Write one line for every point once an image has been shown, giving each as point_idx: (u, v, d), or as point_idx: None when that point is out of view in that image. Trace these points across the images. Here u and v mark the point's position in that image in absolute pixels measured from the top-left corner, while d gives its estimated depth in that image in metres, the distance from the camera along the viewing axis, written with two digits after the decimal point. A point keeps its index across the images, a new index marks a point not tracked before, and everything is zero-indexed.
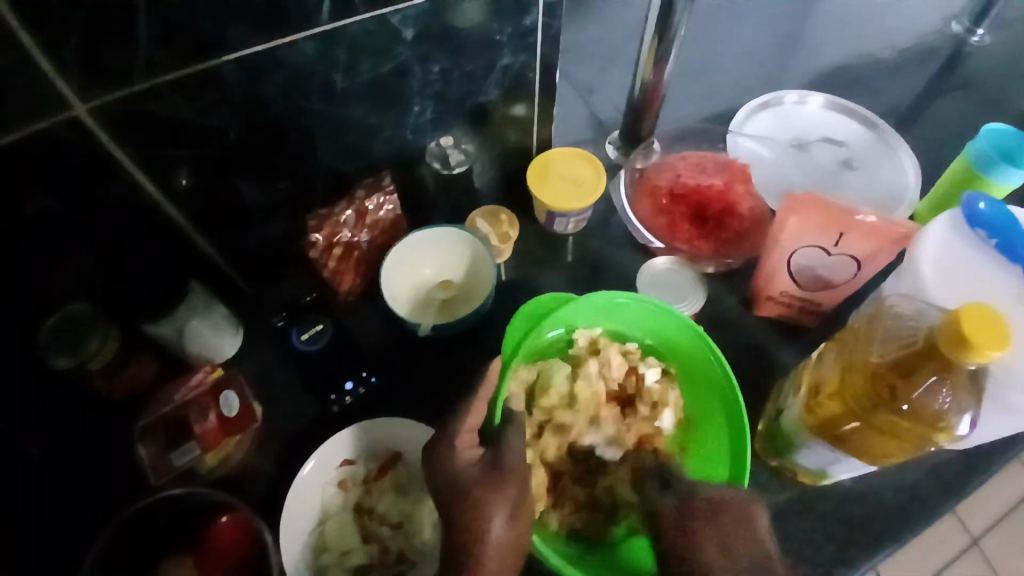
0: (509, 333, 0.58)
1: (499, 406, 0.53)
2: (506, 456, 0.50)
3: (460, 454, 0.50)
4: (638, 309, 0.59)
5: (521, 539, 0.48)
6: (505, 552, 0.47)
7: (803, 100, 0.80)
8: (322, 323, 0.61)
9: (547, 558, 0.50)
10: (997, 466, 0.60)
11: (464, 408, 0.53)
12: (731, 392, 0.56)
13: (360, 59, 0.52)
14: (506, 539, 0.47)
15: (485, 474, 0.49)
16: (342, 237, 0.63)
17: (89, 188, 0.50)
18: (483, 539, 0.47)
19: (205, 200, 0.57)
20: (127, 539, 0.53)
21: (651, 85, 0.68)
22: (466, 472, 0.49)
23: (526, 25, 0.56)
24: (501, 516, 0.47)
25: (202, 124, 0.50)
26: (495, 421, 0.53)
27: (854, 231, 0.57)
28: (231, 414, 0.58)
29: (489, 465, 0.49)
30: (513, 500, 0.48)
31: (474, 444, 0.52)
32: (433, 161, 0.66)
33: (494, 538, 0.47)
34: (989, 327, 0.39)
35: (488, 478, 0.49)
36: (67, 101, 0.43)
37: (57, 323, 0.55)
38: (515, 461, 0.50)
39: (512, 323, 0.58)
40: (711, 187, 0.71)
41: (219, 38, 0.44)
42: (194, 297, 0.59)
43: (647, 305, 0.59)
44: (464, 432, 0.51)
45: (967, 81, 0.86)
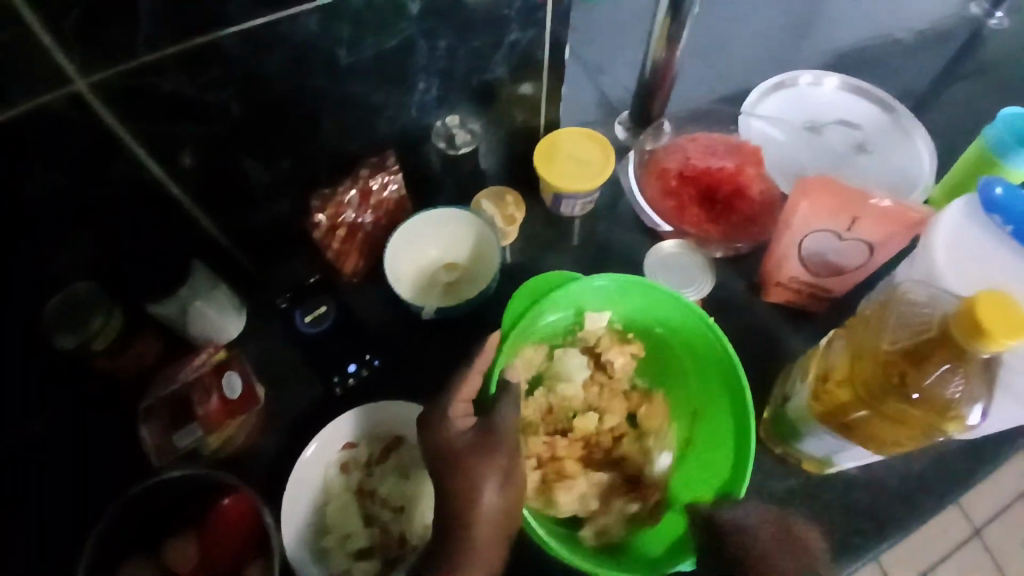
0: (511, 305, 0.57)
1: (494, 376, 0.53)
2: (497, 421, 0.50)
3: (452, 421, 0.51)
4: (648, 295, 0.58)
5: (515, 506, 0.49)
6: (498, 520, 0.48)
7: (817, 80, 0.78)
8: (325, 305, 0.61)
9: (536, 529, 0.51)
10: (1005, 457, 0.59)
11: (466, 379, 0.53)
12: (741, 392, 0.54)
13: (364, 33, 0.50)
14: (501, 506, 0.48)
15: (480, 441, 0.49)
16: (346, 218, 0.62)
17: (90, 165, 0.50)
18: (476, 503, 0.47)
19: (208, 179, 0.57)
20: (133, 518, 0.53)
21: (662, 64, 0.66)
22: (455, 439, 0.49)
23: (535, 1, 0.55)
24: (493, 483, 0.48)
25: (204, 101, 0.49)
26: (489, 391, 0.53)
27: (867, 215, 0.56)
28: (233, 397, 0.57)
29: (481, 431, 0.50)
30: (503, 465, 0.49)
31: (468, 413, 0.52)
32: (438, 140, 0.66)
33: (486, 504, 0.47)
34: (1008, 315, 0.38)
35: (485, 446, 0.49)
36: (67, 77, 0.43)
37: (60, 302, 0.55)
38: (509, 428, 0.50)
39: (515, 295, 0.58)
40: (721, 169, 0.69)
41: (221, 11, 0.43)
42: (197, 279, 0.60)
43: (657, 292, 0.57)
44: (457, 401, 0.52)
45: (987, 63, 0.84)
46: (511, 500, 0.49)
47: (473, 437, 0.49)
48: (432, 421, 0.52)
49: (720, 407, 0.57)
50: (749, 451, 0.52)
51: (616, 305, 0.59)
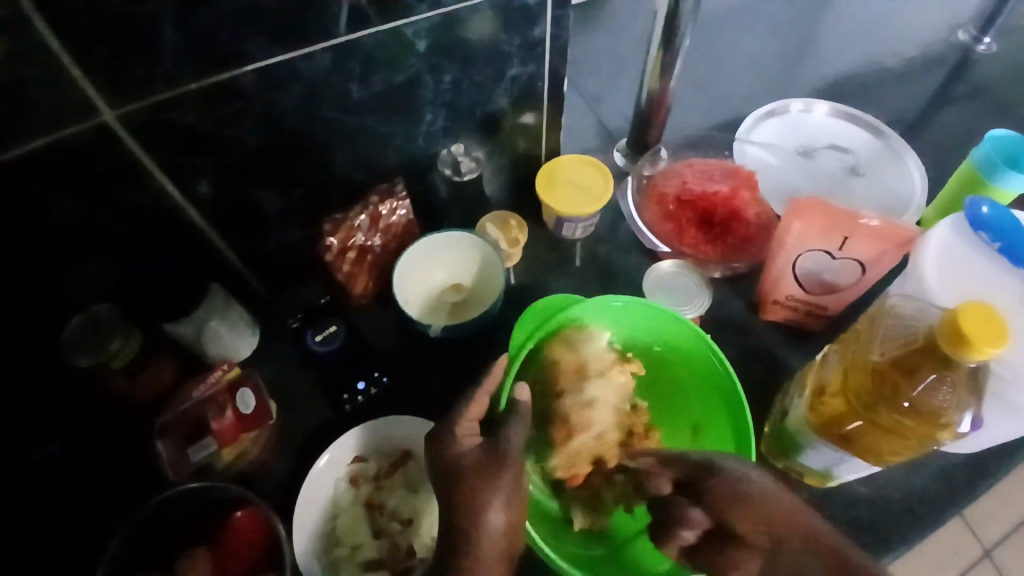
0: (519, 327, 0.59)
1: (506, 393, 0.55)
2: (503, 445, 0.51)
3: (462, 440, 0.52)
4: (651, 315, 0.60)
5: (518, 526, 0.50)
6: (500, 544, 0.49)
7: (808, 108, 0.81)
8: (335, 325, 0.63)
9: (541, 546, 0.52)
10: (1005, 471, 0.60)
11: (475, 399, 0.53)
12: (739, 404, 0.56)
13: (374, 69, 0.54)
14: (503, 529, 0.49)
15: (483, 462, 0.50)
16: (356, 241, 0.65)
17: (114, 192, 0.53)
18: (481, 525, 0.48)
19: (224, 206, 0.59)
20: (143, 534, 0.55)
21: (657, 94, 0.69)
22: (464, 456, 0.51)
23: (534, 37, 0.58)
24: (500, 506, 0.49)
25: (223, 132, 0.52)
26: (501, 407, 0.54)
27: (859, 234, 0.58)
28: (247, 412, 0.59)
29: (487, 451, 0.51)
30: (509, 486, 0.50)
31: (475, 433, 0.53)
32: (444, 167, 0.68)
33: (491, 527, 0.48)
34: (988, 324, 0.40)
35: (488, 465, 0.50)
36: (96, 109, 0.46)
37: (81, 323, 0.57)
38: (514, 449, 0.51)
39: (524, 317, 0.60)
40: (717, 193, 0.72)
41: (241, 49, 0.46)
42: (214, 298, 0.63)
43: (659, 313, 0.59)
44: (465, 421, 0.53)
45: (974, 89, 0.87)
46: (515, 523, 0.49)
47: (478, 452, 0.51)
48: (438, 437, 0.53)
49: (717, 421, 0.59)
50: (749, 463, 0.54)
51: (618, 325, 0.61)
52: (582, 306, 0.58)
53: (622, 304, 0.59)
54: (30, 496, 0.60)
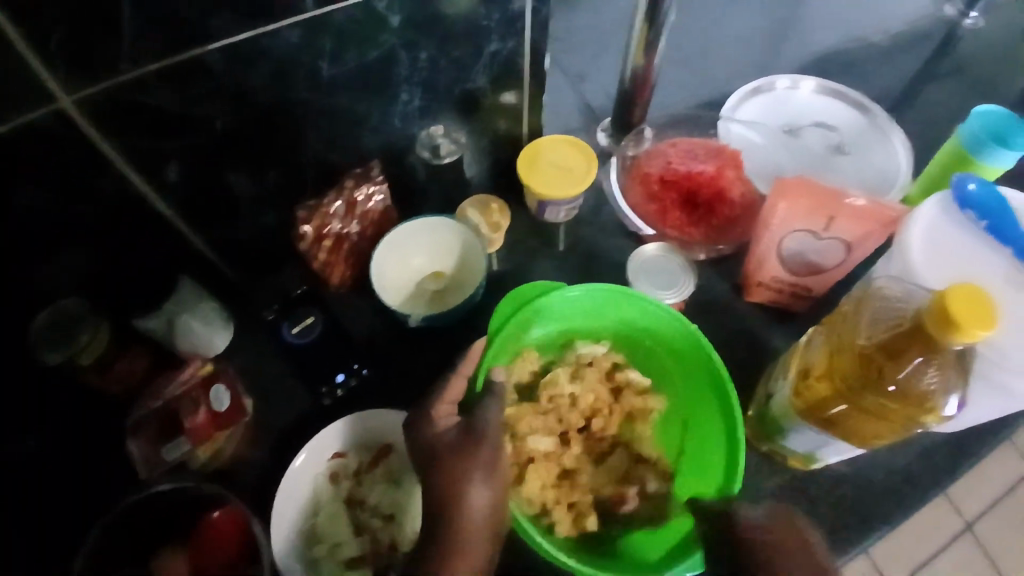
0: (498, 311, 0.58)
1: (480, 374, 0.54)
2: (479, 424, 0.51)
3: (436, 420, 0.51)
4: (626, 300, 0.58)
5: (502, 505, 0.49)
6: (488, 521, 0.48)
7: (794, 84, 0.80)
8: (313, 316, 0.60)
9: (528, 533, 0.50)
10: (987, 448, 0.60)
11: (452, 381, 0.54)
12: (727, 393, 0.55)
13: (346, 46, 0.51)
14: (489, 506, 0.48)
15: (461, 440, 0.50)
16: (332, 228, 0.63)
17: (73, 180, 0.50)
18: (465, 503, 0.47)
19: (195, 194, 0.57)
20: (118, 536, 0.53)
21: (641, 71, 0.67)
22: (441, 437, 0.50)
23: (514, 12, 0.56)
24: (482, 486, 0.48)
25: (188, 116, 0.50)
26: (477, 388, 0.53)
27: (843, 214, 0.57)
28: (221, 409, 0.57)
29: (463, 428, 0.50)
30: (486, 464, 0.49)
31: (452, 414, 0.53)
32: (423, 149, 0.66)
33: (475, 505, 0.48)
34: (976, 306, 0.39)
35: (466, 443, 0.50)
36: (50, 93, 0.43)
37: (50, 316, 0.55)
38: (491, 427, 0.50)
39: (503, 301, 0.58)
40: (702, 173, 0.70)
41: (204, 26, 0.44)
42: (183, 292, 0.61)
43: (634, 299, 0.58)
44: (442, 403, 0.53)
45: (961, 63, 0.86)
46: (497, 502, 0.49)
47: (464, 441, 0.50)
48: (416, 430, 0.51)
49: (705, 404, 0.57)
50: (738, 464, 0.53)
51: (597, 312, 0.59)
52: (565, 294, 0.57)
53: (588, 293, 0.58)
54: (31, 496, 0.59)
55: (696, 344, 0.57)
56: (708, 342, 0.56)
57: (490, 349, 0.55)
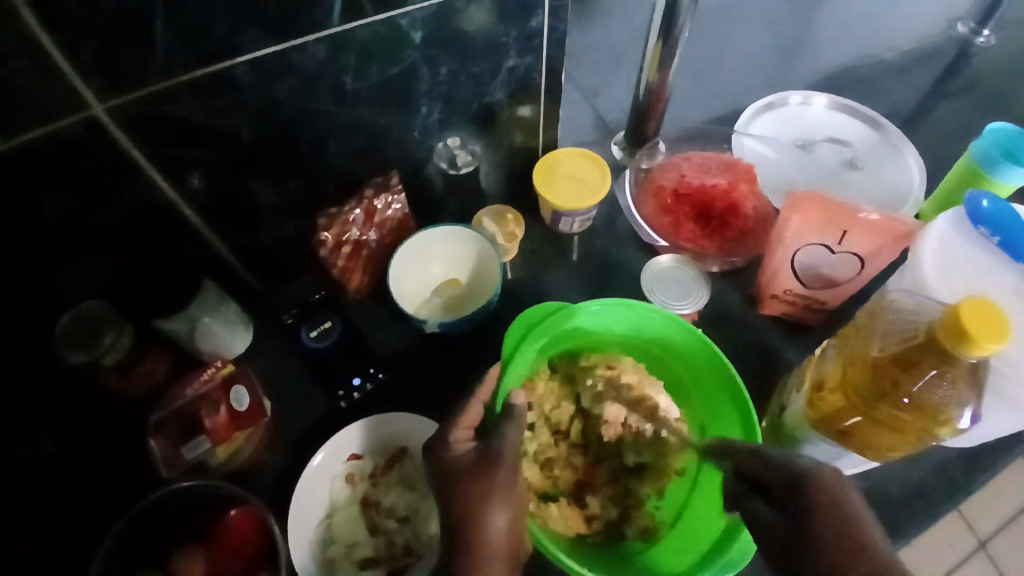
0: (507, 337, 0.55)
1: (499, 399, 0.51)
2: (498, 444, 0.49)
3: (453, 446, 0.51)
4: (637, 314, 0.57)
5: (520, 527, 0.49)
6: (504, 544, 0.48)
7: (807, 100, 0.81)
8: (330, 321, 0.62)
9: (547, 546, 0.49)
10: (1001, 464, 0.60)
11: (469, 406, 0.52)
12: (739, 393, 0.54)
13: (371, 60, 0.53)
14: (505, 529, 0.48)
15: (480, 462, 0.49)
16: (351, 235, 0.64)
17: (103, 186, 0.51)
18: (483, 527, 0.48)
19: (218, 201, 0.59)
20: (136, 534, 0.54)
21: (656, 87, 0.69)
22: (459, 460, 0.50)
23: (532, 28, 0.57)
24: (500, 508, 0.48)
25: (215, 126, 0.52)
26: (496, 410, 0.51)
27: (857, 228, 0.58)
28: (240, 409, 0.58)
29: (483, 452, 0.50)
30: (505, 486, 0.49)
31: (469, 438, 0.52)
32: (440, 160, 0.68)
33: (492, 528, 0.48)
34: (990, 320, 0.40)
35: (485, 466, 0.49)
36: (85, 102, 0.45)
37: (73, 319, 0.56)
38: (509, 448, 0.49)
39: (513, 323, 0.56)
40: (715, 186, 0.71)
41: (234, 41, 0.46)
42: (206, 294, 0.63)
43: (645, 311, 0.57)
44: (458, 427, 0.52)
45: (974, 81, 0.87)
46: (517, 522, 0.49)
47: (488, 453, 0.50)
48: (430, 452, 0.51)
49: (722, 411, 0.57)
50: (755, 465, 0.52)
51: (610, 326, 0.59)
52: (577, 310, 0.55)
53: (601, 307, 0.56)
54: (30, 496, 0.59)
55: (708, 351, 0.56)
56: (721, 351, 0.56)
57: (506, 373, 0.52)
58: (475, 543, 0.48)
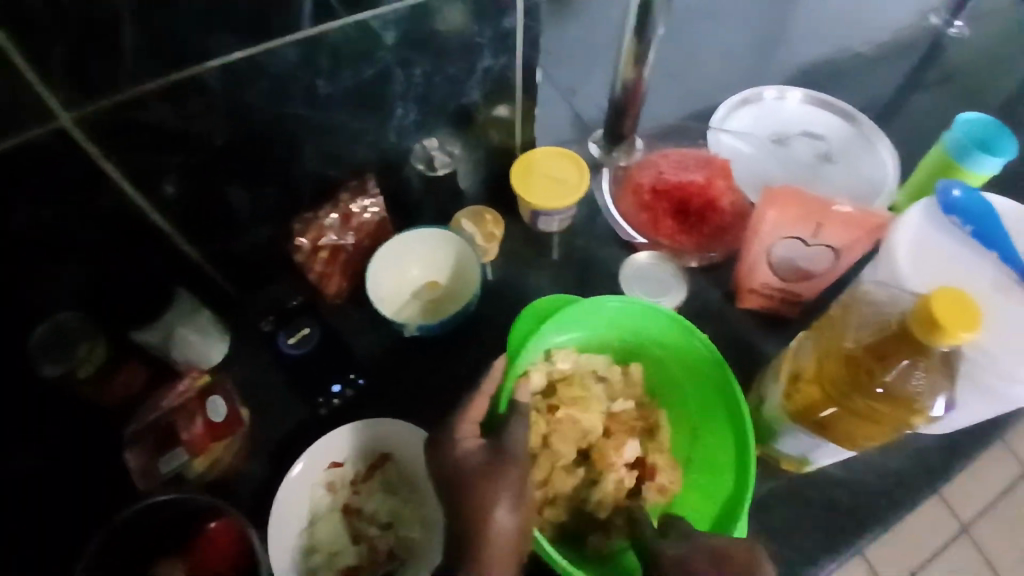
0: (516, 329, 0.56)
1: (504, 396, 0.52)
2: (506, 442, 0.49)
3: (462, 442, 0.51)
4: (644, 315, 0.57)
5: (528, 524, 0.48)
6: (513, 541, 0.47)
7: (782, 95, 0.81)
8: (308, 327, 0.61)
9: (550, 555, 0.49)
10: (979, 451, 0.60)
11: (477, 400, 0.54)
12: (735, 396, 0.55)
13: (343, 62, 0.52)
14: (515, 527, 0.47)
15: (490, 460, 0.49)
16: (328, 239, 0.64)
17: (71, 197, 0.50)
18: (489, 524, 0.46)
19: (192, 208, 0.58)
20: (114, 552, 0.52)
21: (632, 85, 0.69)
22: (458, 469, 0.49)
23: (506, 28, 0.57)
24: (509, 509, 0.47)
25: (187, 133, 0.51)
26: (500, 411, 0.52)
27: (831, 221, 0.58)
28: (218, 419, 0.58)
29: (492, 450, 0.49)
30: (515, 485, 0.48)
31: (477, 436, 0.52)
32: (418, 162, 0.67)
33: (500, 525, 0.46)
34: (960, 309, 0.40)
35: (495, 463, 0.48)
36: (51, 112, 0.44)
37: (44, 333, 0.55)
38: (520, 447, 0.49)
39: (520, 315, 0.57)
40: (692, 182, 0.71)
41: (202, 45, 0.45)
42: (181, 304, 0.62)
43: (654, 313, 0.57)
44: (464, 424, 0.52)
45: (946, 72, 0.88)
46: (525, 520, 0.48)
47: (482, 455, 0.49)
48: (437, 448, 0.52)
49: (713, 411, 0.57)
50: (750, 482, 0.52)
51: (620, 323, 0.59)
52: (591, 305, 0.56)
53: (616, 304, 0.57)
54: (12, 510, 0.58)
55: (706, 354, 0.57)
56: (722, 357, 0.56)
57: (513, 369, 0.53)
58: (482, 542, 0.46)
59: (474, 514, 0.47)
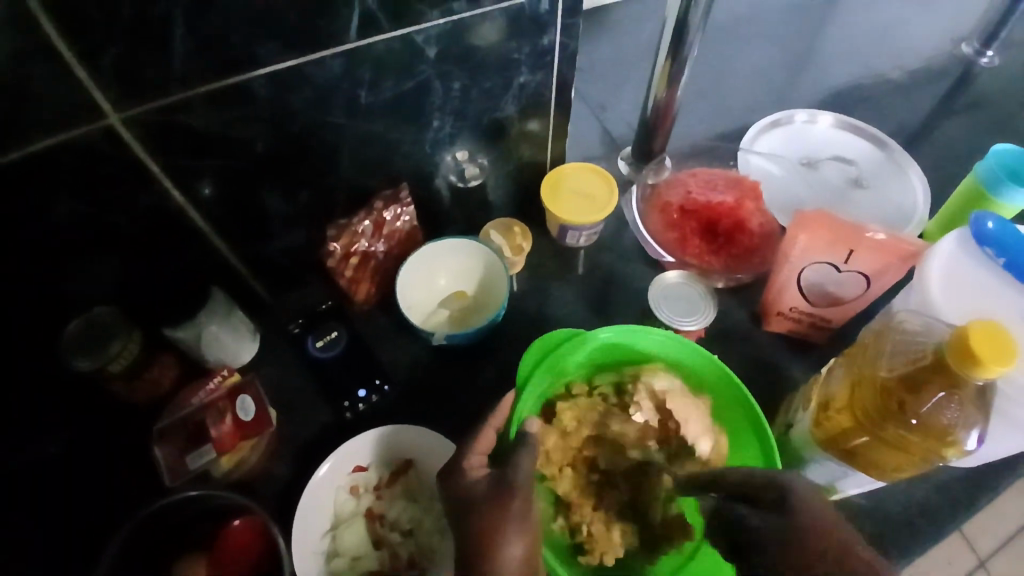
0: (525, 359, 0.57)
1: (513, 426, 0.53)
2: (510, 473, 0.48)
3: (469, 472, 0.51)
4: (648, 339, 0.59)
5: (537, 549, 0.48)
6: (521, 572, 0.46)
7: (812, 119, 0.82)
8: (336, 331, 0.63)
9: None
10: (1005, 485, 0.60)
11: (482, 432, 0.54)
12: (754, 415, 0.56)
13: (385, 75, 0.53)
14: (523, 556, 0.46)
15: (493, 490, 0.48)
16: (359, 246, 0.64)
17: (114, 192, 0.52)
18: (499, 551, 0.46)
19: (227, 210, 0.59)
20: (144, 540, 0.53)
21: (663, 104, 0.69)
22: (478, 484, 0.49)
23: (544, 45, 0.58)
24: (516, 537, 0.46)
25: (229, 137, 0.52)
26: (510, 437, 0.52)
27: (863, 247, 0.58)
28: (247, 418, 0.59)
29: (496, 480, 0.49)
30: (520, 515, 0.47)
31: (484, 464, 0.52)
32: (449, 174, 0.68)
33: (508, 555, 0.46)
34: (998, 343, 0.40)
35: (498, 493, 0.48)
36: (102, 110, 0.45)
37: (81, 326, 0.56)
38: (525, 478, 0.48)
39: (528, 350, 0.57)
40: (721, 203, 0.71)
41: (250, 54, 0.46)
42: (215, 303, 0.63)
43: (653, 336, 0.59)
44: (474, 454, 0.53)
45: (978, 101, 0.88)
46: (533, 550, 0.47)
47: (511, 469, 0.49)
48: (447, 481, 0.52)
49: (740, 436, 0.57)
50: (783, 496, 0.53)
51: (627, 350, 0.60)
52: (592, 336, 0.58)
53: (610, 335, 0.58)
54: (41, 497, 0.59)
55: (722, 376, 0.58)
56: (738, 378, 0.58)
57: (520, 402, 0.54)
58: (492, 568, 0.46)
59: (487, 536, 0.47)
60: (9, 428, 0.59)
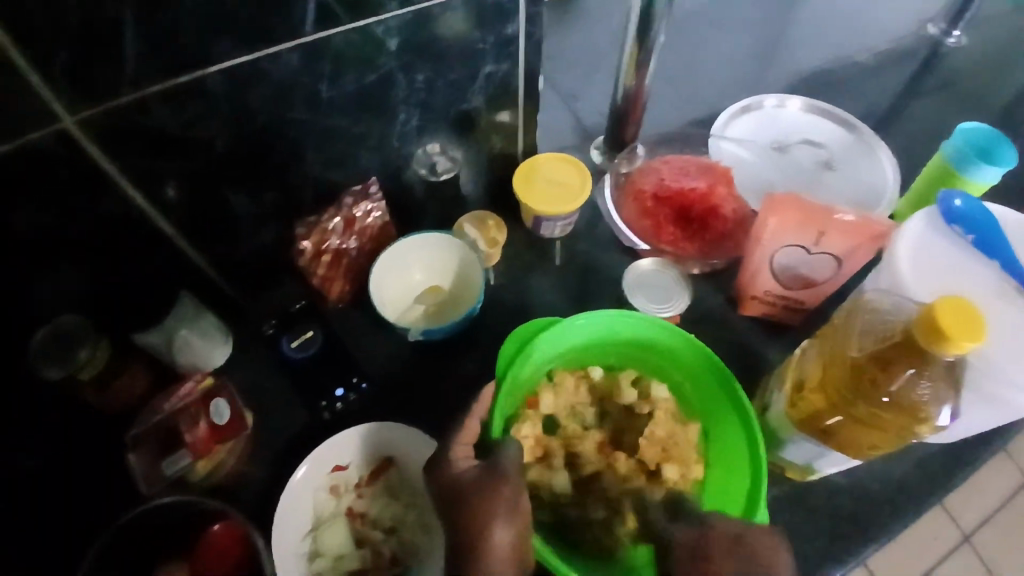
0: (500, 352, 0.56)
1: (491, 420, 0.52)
2: (498, 459, 0.48)
3: (456, 462, 0.50)
4: (626, 323, 0.58)
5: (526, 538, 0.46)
6: (512, 557, 0.44)
7: (782, 103, 0.82)
8: (312, 330, 0.62)
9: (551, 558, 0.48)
10: (979, 458, 0.61)
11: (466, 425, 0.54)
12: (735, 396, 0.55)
13: (346, 69, 0.53)
14: (512, 542, 0.45)
15: (481, 476, 0.47)
16: (330, 244, 0.64)
17: (73, 198, 0.50)
18: (488, 541, 0.44)
19: (192, 212, 0.58)
20: (122, 549, 0.53)
21: (633, 92, 0.69)
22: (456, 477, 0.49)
23: (508, 34, 0.57)
24: (505, 524, 0.45)
25: (190, 136, 0.51)
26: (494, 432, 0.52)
27: (833, 229, 0.59)
28: (221, 423, 0.58)
29: (484, 466, 0.47)
30: (510, 503, 0.45)
31: (470, 456, 0.51)
32: (420, 167, 0.67)
33: (497, 542, 0.44)
34: (965, 319, 0.41)
35: (486, 479, 0.47)
36: (55, 114, 0.44)
37: (45, 336, 0.55)
38: (510, 465, 0.47)
39: (507, 337, 0.57)
40: (694, 189, 0.72)
41: (205, 49, 0.45)
42: (184, 307, 0.62)
43: (633, 319, 0.57)
44: (459, 444, 0.52)
45: (945, 81, 0.89)
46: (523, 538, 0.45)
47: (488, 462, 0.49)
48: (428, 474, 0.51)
49: (725, 417, 0.57)
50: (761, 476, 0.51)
51: (608, 334, 0.59)
52: (569, 323, 0.56)
53: (583, 321, 0.57)
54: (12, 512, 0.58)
55: (705, 359, 0.57)
56: (720, 359, 0.56)
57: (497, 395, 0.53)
58: (482, 558, 0.44)
59: (474, 525, 0.45)
60: (8, 428, 0.59)
